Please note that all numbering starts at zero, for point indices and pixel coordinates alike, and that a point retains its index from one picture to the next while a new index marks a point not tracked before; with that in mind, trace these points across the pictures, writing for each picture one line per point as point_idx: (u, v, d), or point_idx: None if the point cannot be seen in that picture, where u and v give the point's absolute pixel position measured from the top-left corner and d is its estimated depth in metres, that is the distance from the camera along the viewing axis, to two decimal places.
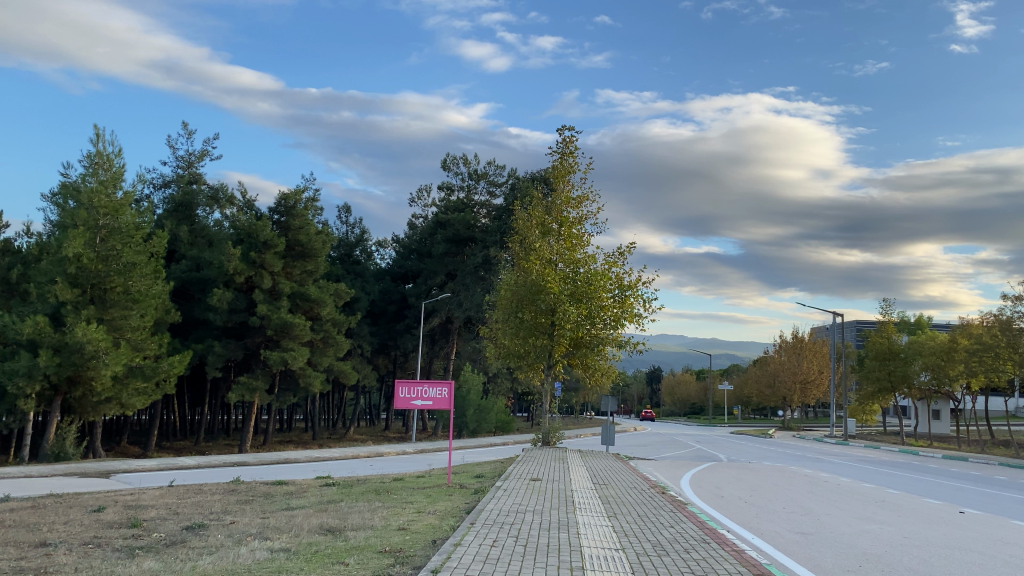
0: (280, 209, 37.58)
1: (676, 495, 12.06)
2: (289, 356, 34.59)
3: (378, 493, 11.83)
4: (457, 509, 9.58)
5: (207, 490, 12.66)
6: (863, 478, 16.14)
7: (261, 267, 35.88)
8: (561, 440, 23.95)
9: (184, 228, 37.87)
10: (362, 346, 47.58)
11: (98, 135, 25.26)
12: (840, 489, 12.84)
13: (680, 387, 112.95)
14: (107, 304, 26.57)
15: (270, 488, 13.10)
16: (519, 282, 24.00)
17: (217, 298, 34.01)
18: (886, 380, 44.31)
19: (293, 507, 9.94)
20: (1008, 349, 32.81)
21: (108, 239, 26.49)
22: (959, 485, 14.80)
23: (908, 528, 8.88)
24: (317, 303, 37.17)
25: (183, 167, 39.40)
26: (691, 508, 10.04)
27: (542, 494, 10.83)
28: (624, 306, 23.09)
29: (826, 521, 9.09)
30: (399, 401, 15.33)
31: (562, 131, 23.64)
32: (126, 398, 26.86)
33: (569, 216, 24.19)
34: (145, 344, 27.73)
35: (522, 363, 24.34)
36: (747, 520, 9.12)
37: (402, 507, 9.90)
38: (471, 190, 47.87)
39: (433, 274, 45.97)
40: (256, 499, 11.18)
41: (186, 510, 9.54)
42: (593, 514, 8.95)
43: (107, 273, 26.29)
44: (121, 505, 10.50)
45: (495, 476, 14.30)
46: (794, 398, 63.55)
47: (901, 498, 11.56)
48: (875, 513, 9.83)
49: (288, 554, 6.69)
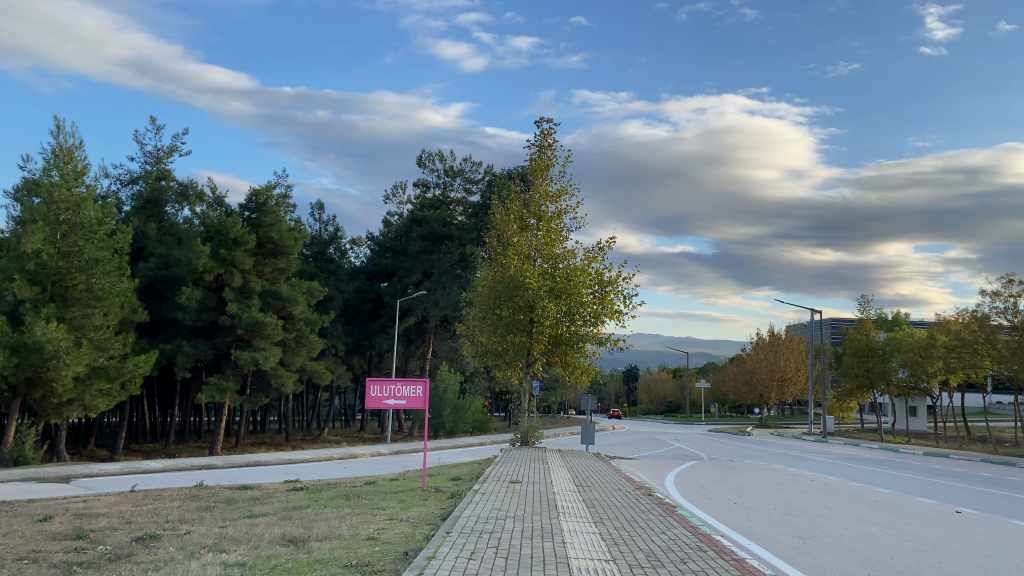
0: (251, 205, 36.77)
1: (664, 497, 11.62)
2: (260, 356, 33.76)
3: (349, 498, 11.26)
4: (432, 516, 9.04)
5: (167, 497, 11.97)
6: (849, 476, 15.79)
7: (231, 264, 35.02)
8: (540, 440, 23.41)
9: (152, 225, 36.87)
10: (336, 346, 46.83)
11: (59, 126, 24.34)
12: (830, 489, 12.44)
13: (657, 386, 113.10)
14: (68, 303, 25.72)
15: (234, 493, 12.45)
16: (496, 278, 23.48)
17: (186, 297, 33.11)
18: (865, 377, 44.38)
19: (256, 514, 9.35)
20: (986, 345, 32.82)
21: (69, 235, 25.56)
22: (946, 483, 14.50)
23: (908, 530, 8.44)
24: (289, 302, 36.46)
25: (151, 163, 38.39)
26: (681, 510, 9.59)
27: (522, 498, 10.33)
28: (604, 303, 22.62)
29: (823, 523, 8.65)
30: (370, 400, 14.67)
31: (541, 123, 23.10)
32: (89, 399, 25.93)
33: (547, 210, 23.68)
34: (109, 343, 26.81)
35: (500, 361, 23.81)
36: (741, 525, 8.62)
37: (373, 513, 9.32)
38: (447, 187, 47.31)
39: (408, 272, 45.35)
40: (218, 505, 10.53)
41: (140, 519, 8.88)
42: (578, 520, 8.45)
43: (69, 270, 25.40)
44: (70, 513, 9.82)
45: (473, 479, 13.75)
46: (772, 395, 63.59)
47: (893, 498, 11.17)
48: (870, 514, 9.43)
49: (243, 569, 6.10)
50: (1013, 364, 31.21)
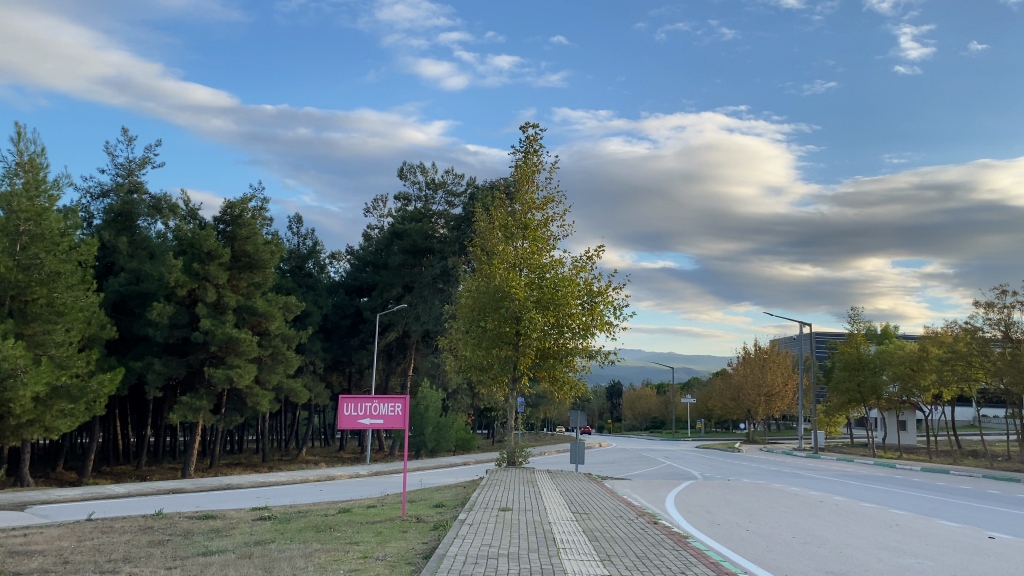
0: (225, 218, 35.81)
1: (669, 524, 10.73)
2: (235, 374, 32.62)
3: (318, 531, 10.28)
4: (413, 553, 8.06)
5: (121, 529, 10.90)
6: (857, 495, 14.98)
7: (205, 279, 33.90)
8: (527, 459, 22.42)
9: (124, 238, 35.64)
10: (314, 363, 45.68)
11: (21, 133, 23.22)
12: (845, 513, 11.59)
13: (641, 402, 112.70)
14: (28, 318, 24.67)
15: (192, 524, 11.41)
16: (480, 290, 22.54)
17: (158, 312, 31.95)
18: (856, 391, 43.71)
19: (213, 551, 8.34)
20: (980, 358, 32.24)
21: (30, 246, 24.54)
22: (959, 502, 13.74)
23: (951, 562, 7.61)
24: (265, 318, 35.26)
25: (123, 175, 37.27)
26: (694, 543, 8.68)
27: (514, 531, 9.37)
28: (593, 314, 21.78)
29: (852, 553, 7.85)
30: (344, 420, 13.63)
31: (525, 128, 22.34)
32: (49, 420, 24.65)
33: (533, 218, 22.90)
34: (71, 361, 25.49)
35: (485, 376, 22.85)
36: (765, 559, 7.75)
37: (345, 550, 8.33)
38: (428, 200, 46.47)
39: (388, 286, 44.35)
40: (173, 539, 9.51)
41: (79, 559, 7.85)
42: (582, 558, 7.47)
43: (28, 283, 24.36)
44: (2, 552, 8.74)
45: (458, 506, 12.77)
46: (758, 410, 62.92)
47: (912, 521, 10.36)
48: (899, 541, 8.61)
49: None
50: (1007, 376, 30.59)
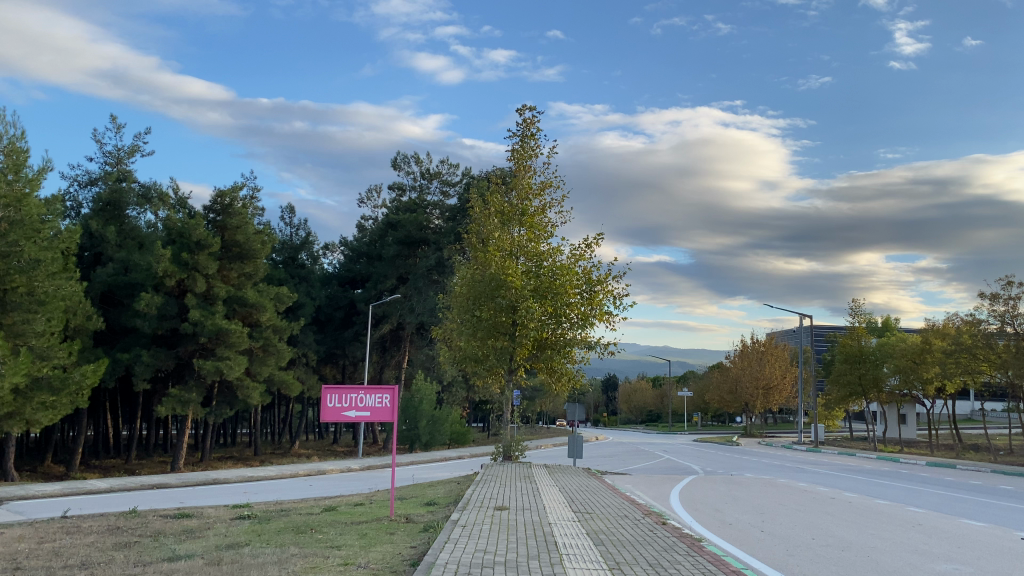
0: (216, 207, 35.08)
1: (677, 524, 10.18)
2: (225, 366, 31.94)
3: (301, 532, 9.66)
4: (399, 560, 7.40)
5: (91, 529, 10.27)
6: (869, 491, 14.35)
7: (194, 269, 33.17)
8: (524, 453, 21.76)
9: (112, 228, 34.85)
10: (307, 355, 45.05)
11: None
12: (861, 511, 11.02)
13: (638, 395, 112.29)
14: (7, 307, 23.98)
15: (166, 524, 10.78)
16: (476, 278, 21.93)
17: (146, 303, 31.18)
18: (857, 383, 43.21)
19: (181, 555, 7.69)
20: (984, 351, 31.70)
21: (9, 233, 23.77)
22: (978, 499, 13.16)
23: (989, 567, 6.98)
24: (256, 309, 34.60)
25: (111, 163, 36.60)
26: (710, 547, 8.06)
27: (511, 533, 8.74)
28: (592, 303, 21.15)
29: (881, 558, 7.25)
30: (328, 412, 12.90)
31: (524, 110, 21.66)
32: (30, 413, 23.95)
33: (531, 205, 22.21)
34: (51, 352, 24.92)
35: (481, 368, 22.21)
36: (785, 565, 7.14)
37: (324, 555, 7.69)
38: (424, 190, 45.77)
39: (383, 277, 43.61)
40: (140, 542, 8.87)
41: (33, 565, 7.21)
42: (586, 566, 6.81)
43: (7, 271, 23.57)
44: None
45: (450, 504, 12.20)
46: (757, 404, 62.36)
47: (938, 521, 9.75)
48: (929, 543, 7.99)
49: None
50: (1012, 369, 30.18)
